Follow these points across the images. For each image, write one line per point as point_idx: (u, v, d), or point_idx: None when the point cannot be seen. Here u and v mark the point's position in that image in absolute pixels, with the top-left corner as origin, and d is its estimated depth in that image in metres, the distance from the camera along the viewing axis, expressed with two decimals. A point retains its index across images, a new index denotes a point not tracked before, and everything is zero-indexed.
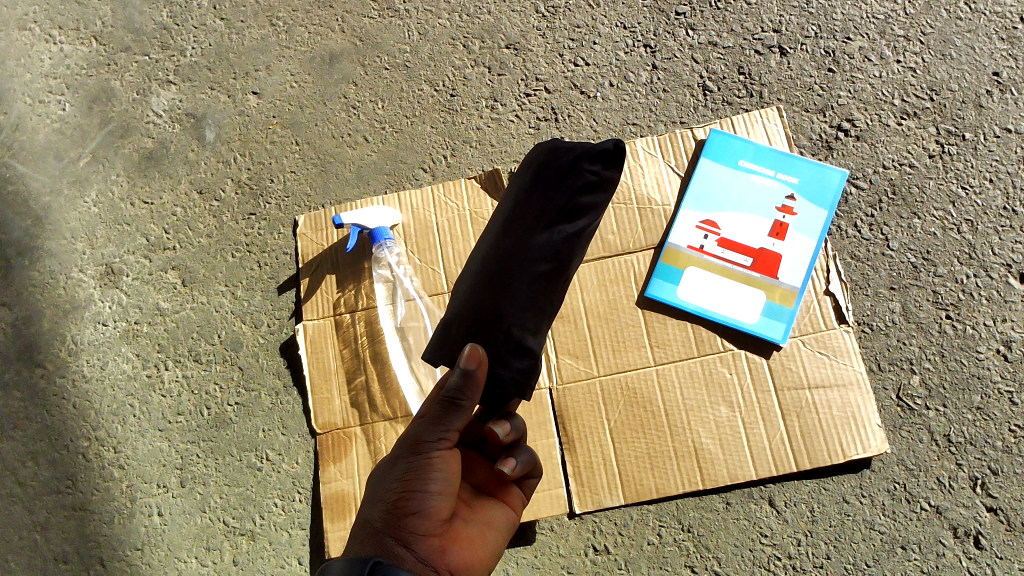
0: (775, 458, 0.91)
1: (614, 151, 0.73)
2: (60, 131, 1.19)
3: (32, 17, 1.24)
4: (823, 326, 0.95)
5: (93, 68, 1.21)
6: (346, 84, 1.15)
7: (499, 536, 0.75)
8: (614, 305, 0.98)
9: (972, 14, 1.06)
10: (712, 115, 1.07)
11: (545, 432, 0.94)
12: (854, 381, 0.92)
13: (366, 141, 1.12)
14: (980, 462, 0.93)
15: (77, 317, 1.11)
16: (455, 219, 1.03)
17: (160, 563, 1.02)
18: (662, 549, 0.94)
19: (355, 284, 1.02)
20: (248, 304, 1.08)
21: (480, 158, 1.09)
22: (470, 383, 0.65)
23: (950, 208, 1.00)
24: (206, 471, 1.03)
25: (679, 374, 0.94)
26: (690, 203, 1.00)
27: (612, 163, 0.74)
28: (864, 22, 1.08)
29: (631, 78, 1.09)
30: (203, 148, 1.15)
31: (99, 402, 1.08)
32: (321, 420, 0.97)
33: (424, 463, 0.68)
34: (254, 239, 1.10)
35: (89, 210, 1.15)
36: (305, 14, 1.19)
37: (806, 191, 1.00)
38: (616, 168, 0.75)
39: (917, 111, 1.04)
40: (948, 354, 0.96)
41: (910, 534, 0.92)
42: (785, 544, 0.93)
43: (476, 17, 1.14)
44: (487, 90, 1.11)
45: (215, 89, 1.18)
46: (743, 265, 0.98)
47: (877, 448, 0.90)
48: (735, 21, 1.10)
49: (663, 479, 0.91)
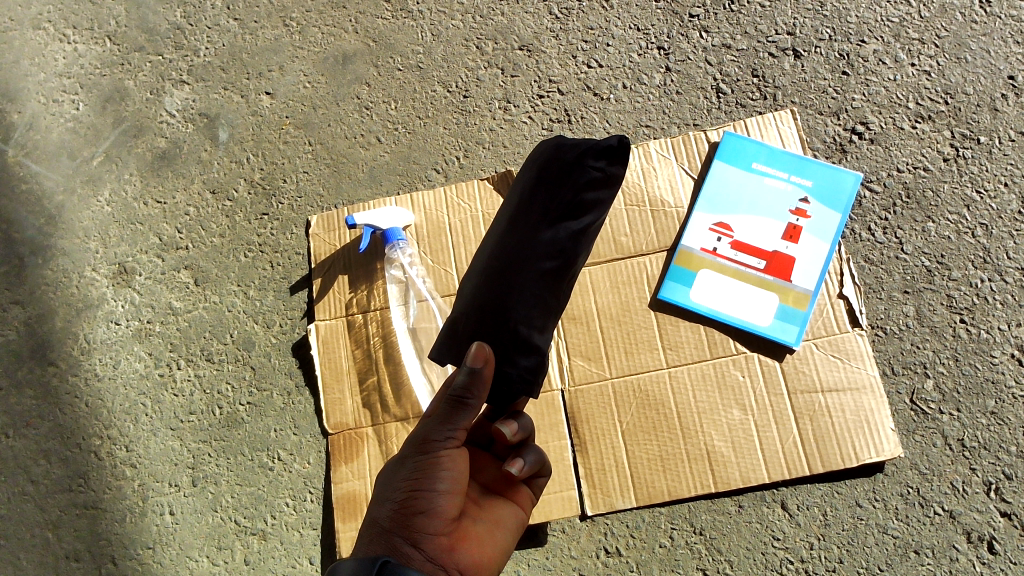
0: (788, 462, 0.90)
1: (617, 148, 0.73)
2: (74, 130, 1.19)
3: (46, 17, 1.25)
4: (836, 329, 0.94)
5: (106, 68, 1.22)
6: (360, 84, 1.15)
7: (508, 535, 0.75)
8: (626, 307, 0.98)
9: (986, 17, 1.06)
10: (726, 117, 1.07)
11: (557, 433, 0.94)
12: (868, 384, 0.92)
13: (380, 141, 1.12)
14: (994, 467, 0.93)
15: (89, 316, 1.11)
16: (468, 220, 1.03)
17: (171, 562, 1.02)
18: (674, 552, 0.94)
19: (368, 284, 1.02)
20: (260, 304, 1.08)
21: (492, 159, 1.09)
22: (477, 382, 0.65)
23: (964, 211, 1.00)
24: (217, 470, 1.04)
25: (691, 376, 0.94)
26: (703, 205, 1.00)
27: (616, 159, 0.73)
28: (878, 25, 1.08)
29: (645, 80, 1.09)
30: (216, 148, 1.16)
31: (112, 401, 1.08)
32: (333, 420, 0.98)
33: (431, 462, 0.68)
34: (266, 239, 1.11)
35: (102, 209, 1.16)
36: (319, 14, 1.19)
37: (819, 194, 0.99)
38: (620, 165, 0.74)
39: (932, 115, 1.04)
40: (963, 359, 0.96)
41: (923, 539, 0.92)
42: (797, 547, 0.93)
43: (489, 18, 1.15)
44: (500, 91, 1.11)
45: (229, 89, 1.18)
46: (756, 268, 0.97)
47: (890, 452, 0.90)
48: (749, 23, 1.10)
49: (674, 482, 0.91)
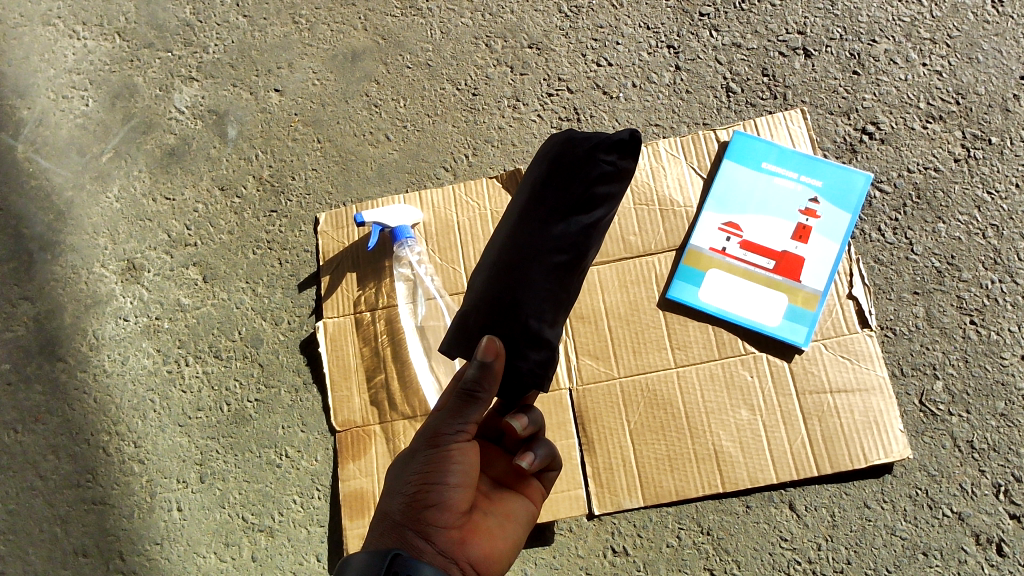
0: (797, 463, 0.90)
1: (629, 142, 0.73)
2: (83, 127, 1.20)
3: (57, 13, 1.25)
4: (846, 330, 0.94)
5: (116, 64, 1.22)
6: (368, 82, 1.15)
7: (519, 529, 0.75)
8: (635, 306, 0.98)
9: (999, 17, 1.06)
10: (735, 117, 1.07)
11: (565, 432, 0.94)
12: (877, 385, 0.92)
13: (389, 139, 1.12)
14: (1003, 469, 0.92)
15: (99, 312, 1.11)
16: (476, 219, 1.03)
17: (179, 559, 1.02)
18: (681, 551, 0.94)
19: (376, 282, 1.02)
20: (269, 301, 1.08)
21: (501, 158, 1.09)
22: (488, 376, 0.65)
23: (975, 212, 1.00)
24: (225, 467, 1.04)
25: (700, 376, 0.94)
26: (712, 205, 1.00)
27: (628, 153, 0.73)
28: (889, 24, 1.07)
29: (654, 79, 1.09)
30: (225, 145, 1.16)
31: (120, 397, 1.08)
32: (341, 418, 0.98)
33: (442, 455, 0.68)
34: (275, 236, 1.11)
35: (112, 205, 1.16)
36: (328, 11, 1.19)
37: (829, 195, 0.99)
38: (632, 159, 0.74)
39: (943, 115, 1.03)
40: (972, 360, 0.96)
41: (932, 540, 0.91)
42: (806, 548, 0.92)
43: (498, 16, 1.14)
44: (509, 89, 1.11)
45: (238, 86, 1.18)
46: (765, 267, 0.97)
47: (899, 453, 0.89)
48: (760, 22, 1.09)
49: (682, 481, 0.91)
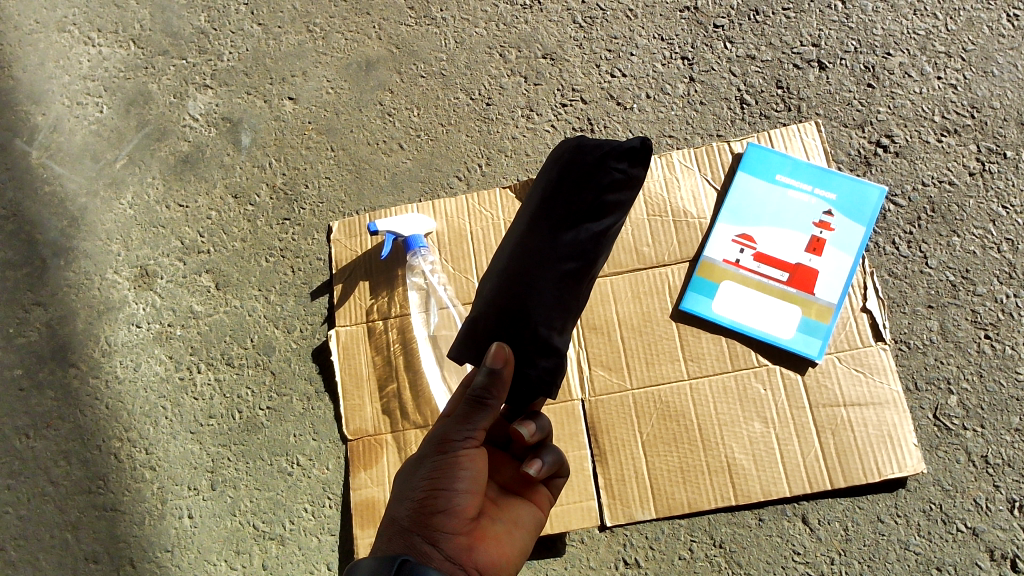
0: (810, 476, 0.90)
1: (640, 149, 0.74)
2: (97, 133, 1.20)
3: (71, 19, 1.25)
4: (859, 343, 0.94)
5: (131, 71, 1.22)
6: (382, 91, 1.15)
7: (528, 535, 0.75)
8: (648, 317, 0.97)
9: (1014, 31, 1.06)
10: (750, 128, 1.07)
11: (577, 443, 0.93)
12: (890, 399, 0.91)
13: (402, 148, 1.12)
14: (1018, 484, 0.92)
15: (111, 318, 1.12)
16: (490, 228, 1.03)
17: (189, 566, 1.02)
18: (693, 564, 0.94)
19: (389, 291, 1.02)
20: (281, 309, 1.08)
21: (515, 167, 1.09)
22: (496, 382, 0.66)
23: (990, 226, 1.00)
24: (236, 474, 1.04)
25: (713, 388, 0.94)
26: (725, 217, 1.00)
27: (638, 160, 0.74)
28: (904, 37, 1.07)
29: (668, 90, 1.09)
30: (238, 153, 1.16)
31: (132, 404, 1.08)
32: (352, 426, 0.98)
33: (451, 461, 0.68)
34: (288, 244, 1.11)
35: (125, 212, 1.16)
36: (342, 20, 1.19)
37: (843, 208, 0.99)
38: (643, 166, 0.75)
39: (957, 129, 1.03)
40: (987, 374, 0.95)
41: (945, 556, 0.91)
42: (819, 562, 0.92)
43: (512, 26, 1.15)
44: (522, 99, 1.11)
45: (252, 93, 1.18)
46: (779, 280, 0.97)
47: (913, 467, 0.89)
48: (774, 34, 1.10)
49: (695, 493, 0.91)
